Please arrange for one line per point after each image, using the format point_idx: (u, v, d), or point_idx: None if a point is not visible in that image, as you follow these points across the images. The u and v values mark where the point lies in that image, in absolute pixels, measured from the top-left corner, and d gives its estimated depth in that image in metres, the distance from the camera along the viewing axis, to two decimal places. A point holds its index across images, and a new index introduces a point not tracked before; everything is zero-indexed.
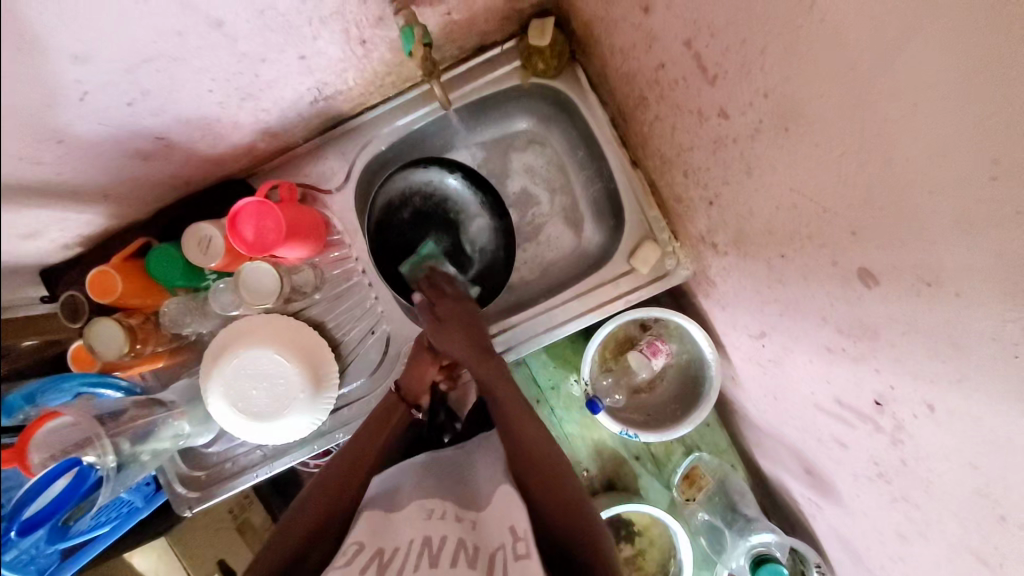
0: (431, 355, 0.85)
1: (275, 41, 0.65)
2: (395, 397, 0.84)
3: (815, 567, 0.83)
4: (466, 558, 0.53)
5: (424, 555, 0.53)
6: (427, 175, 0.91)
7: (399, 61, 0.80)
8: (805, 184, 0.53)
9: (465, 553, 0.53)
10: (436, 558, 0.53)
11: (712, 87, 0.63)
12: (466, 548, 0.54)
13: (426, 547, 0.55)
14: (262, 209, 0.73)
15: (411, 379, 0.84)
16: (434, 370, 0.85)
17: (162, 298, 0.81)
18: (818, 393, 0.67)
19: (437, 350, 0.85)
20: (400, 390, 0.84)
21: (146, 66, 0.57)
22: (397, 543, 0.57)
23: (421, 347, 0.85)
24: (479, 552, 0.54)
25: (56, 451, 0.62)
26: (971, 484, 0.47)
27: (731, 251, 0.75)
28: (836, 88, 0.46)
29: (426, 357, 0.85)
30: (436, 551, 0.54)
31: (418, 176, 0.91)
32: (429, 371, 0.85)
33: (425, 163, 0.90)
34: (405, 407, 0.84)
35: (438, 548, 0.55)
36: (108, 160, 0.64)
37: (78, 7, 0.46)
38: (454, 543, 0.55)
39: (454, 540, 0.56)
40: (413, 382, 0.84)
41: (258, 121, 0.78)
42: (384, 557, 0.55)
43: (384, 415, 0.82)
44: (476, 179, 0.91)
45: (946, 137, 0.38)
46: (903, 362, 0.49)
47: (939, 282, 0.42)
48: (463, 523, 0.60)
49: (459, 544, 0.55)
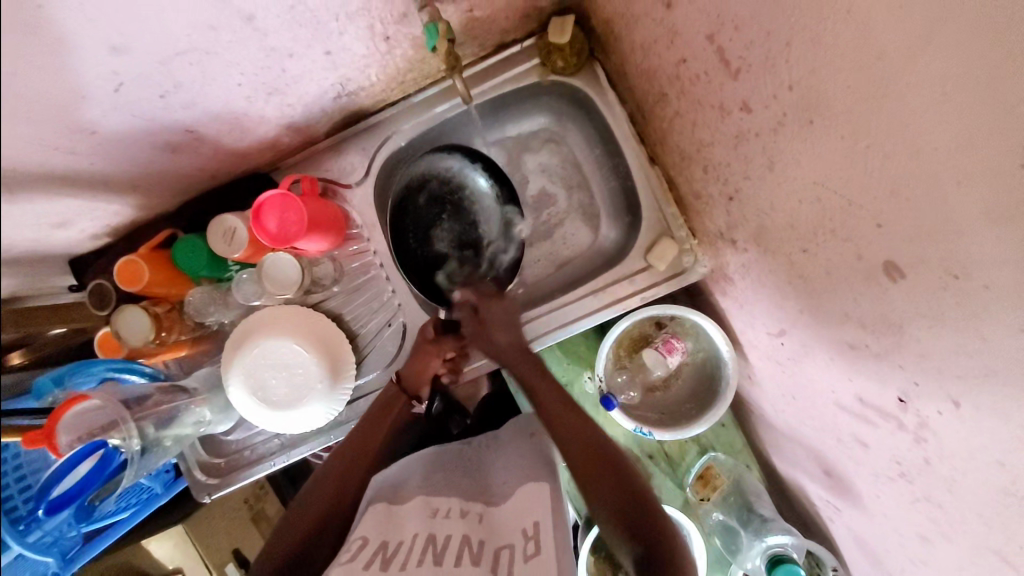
0: (436, 346, 0.84)
1: (304, 36, 0.66)
2: (395, 387, 0.83)
3: (833, 571, 0.83)
4: (470, 556, 0.54)
5: (429, 552, 0.54)
6: (450, 163, 0.92)
7: (421, 58, 0.81)
8: (832, 178, 0.53)
9: (469, 552, 0.54)
10: (440, 556, 0.54)
11: (735, 81, 0.63)
12: (471, 545, 0.55)
13: (430, 544, 0.55)
14: (285, 201, 0.75)
15: (412, 371, 0.84)
16: (436, 363, 0.85)
17: (186, 288, 0.82)
18: (838, 392, 0.66)
19: (441, 341, 0.84)
20: (400, 381, 0.84)
21: (179, 59, 0.58)
22: (402, 535, 0.57)
23: (426, 338, 0.84)
24: (485, 547, 0.55)
25: (82, 433, 0.64)
26: (996, 483, 0.46)
27: (750, 248, 0.75)
28: (862, 82, 0.45)
29: (430, 349, 0.84)
30: (440, 549, 0.55)
31: (442, 161, 0.92)
32: (431, 364, 0.84)
33: (448, 151, 0.91)
34: (405, 400, 0.83)
35: (443, 546, 0.55)
36: (139, 152, 0.66)
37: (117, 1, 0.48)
38: (460, 541, 0.56)
39: (459, 539, 0.56)
40: (413, 375, 0.83)
41: (283, 116, 0.79)
42: (389, 551, 0.55)
43: (386, 401, 0.82)
44: (497, 174, 0.93)
45: (977, 127, 0.38)
46: (929, 358, 0.48)
47: (967, 275, 0.42)
48: (468, 519, 0.60)
49: (464, 541, 0.56)
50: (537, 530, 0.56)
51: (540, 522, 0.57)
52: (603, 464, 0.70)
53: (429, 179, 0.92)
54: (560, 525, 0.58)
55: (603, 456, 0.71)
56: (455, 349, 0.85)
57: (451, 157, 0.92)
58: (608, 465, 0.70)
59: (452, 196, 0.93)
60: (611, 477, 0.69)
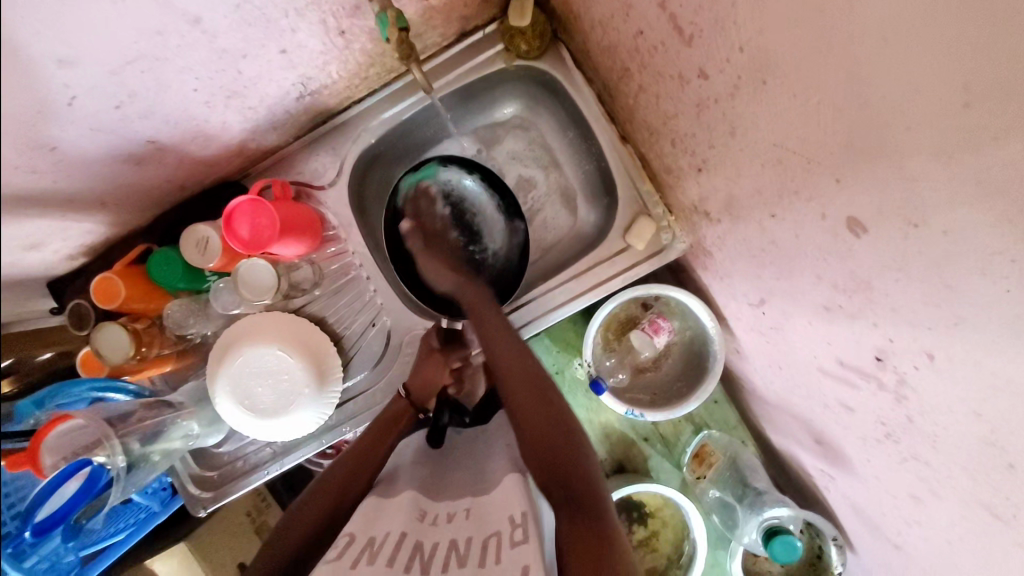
0: (442, 356, 0.87)
1: (255, 35, 0.66)
2: (404, 401, 0.84)
3: (832, 540, 0.84)
4: (458, 558, 0.52)
5: (417, 559, 0.53)
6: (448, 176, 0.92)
7: (380, 50, 0.81)
8: (790, 138, 0.53)
9: (456, 555, 0.53)
10: (428, 563, 0.52)
11: (689, 48, 0.63)
12: (458, 548, 0.54)
13: (417, 553, 0.54)
14: (255, 207, 0.74)
15: (420, 381, 0.85)
16: (444, 373, 0.87)
17: (165, 302, 0.82)
18: (819, 355, 0.66)
19: (447, 353, 0.88)
20: (409, 395, 0.84)
21: (130, 68, 0.58)
22: (387, 530, 0.57)
23: (432, 349, 0.87)
24: (472, 545, 0.54)
25: (65, 455, 0.64)
26: (976, 433, 0.46)
27: (723, 219, 0.74)
28: (808, 34, 0.45)
29: (437, 360, 0.86)
30: (428, 558, 0.53)
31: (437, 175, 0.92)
32: (439, 374, 0.86)
33: (443, 162, 0.92)
34: (414, 412, 0.84)
35: (431, 552, 0.54)
36: (102, 166, 0.66)
37: (61, 12, 0.47)
38: (447, 547, 0.54)
39: (446, 545, 0.55)
40: (422, 385, 0.85)
41: (247, 120, 0.79)
42: (376, 545, 0.55)
43: (395, 415, 0.83)
44: (492, 181, 0.93)
45: (919, 70, 0.37)
46: (899, 311, 0.48)
47: (926, 223, 0.42)
48: (457, 522, 0.59)
49: (451, 546, 0.54)
50: (524, 518, 0.57)
51: (526, 512, 0.58)
52: (566, 450, 0.67)
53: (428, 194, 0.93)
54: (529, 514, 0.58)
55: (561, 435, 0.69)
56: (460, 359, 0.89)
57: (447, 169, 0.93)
58: (570, 452, 0.67)
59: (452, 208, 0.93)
60: (563, 456, 0.67)
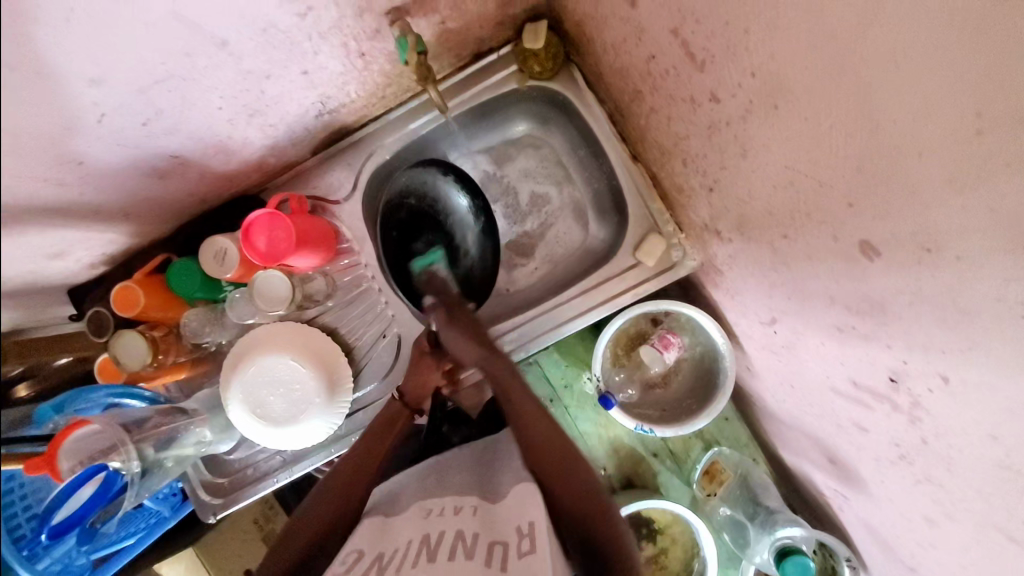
0: (435, 358, 0.86)
1: (279, 58, 0.68)
2: (398, 403, 0.84)
3: (846, 561, 0.81)
4: (464, 550, 0.54)
5: (424, 552, 0.54)
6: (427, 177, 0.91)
7: (398, 71, 0.83)
8: (802, 162, 0.53)
9: (463, 546, 0.54)
10: (434, 553, 0.54)
11: (701, 73, 0.63)
12: (465, 539, 0.55)
13: (424, 545, 0.55)
14: (272, 219, 0.76)
15: (413, 385, 0.85)
16: (437, 375, 0.86)
17: (182, 311, 0.84)
18: (832, 376, 0.66)
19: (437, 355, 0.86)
20: (403, 397, 0.85)
21: (158, 87, 0.61)
22: (398, 543, 0.57)
23: (424, 352, 0.87)
24: (478, 540, 0.55)
25: (82, 459, 0.65)
26: (992, 457, 0.46)
27: (734, 237, 0.74)
28: (821, 61, 0.46)
29: (428, 361, 0.86)
30: (434, 547, 0.55)
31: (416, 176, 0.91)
32: (431, 376, 0.86)
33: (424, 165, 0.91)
34: (408, 414, 0.84)
35: (438, 543, 0.56)
36: (127, 181, 0.68)
37: (92, 35, 0.50)
38: (453, 536, 0.56)
39: (453, 534, 0.56)
40: (416, 388, 0.85)
41: (267, 136, 0.81)
42: (385, 560, 0.55)
43: (390, 416, 0.83)
44: (469, 186, 0.92)
45: (931, 96, 0.38)
46: (914, 335, 0.48)
47: (939, 248, 0.42)
48: (463, 514, 0.60)
49: (458, 536, 0.56)
50: (532, 529, 0.56)
51: (536, 521, 0.57)
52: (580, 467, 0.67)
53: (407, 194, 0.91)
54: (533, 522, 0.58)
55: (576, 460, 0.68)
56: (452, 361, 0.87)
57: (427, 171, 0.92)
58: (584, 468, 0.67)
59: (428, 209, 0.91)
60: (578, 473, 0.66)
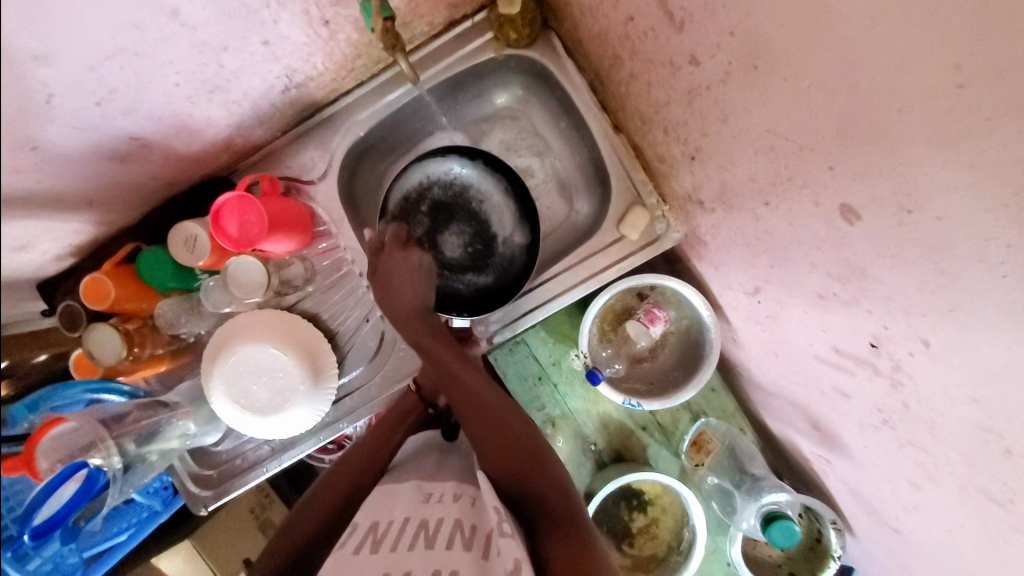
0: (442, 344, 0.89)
1: (235, 27, 0.65)
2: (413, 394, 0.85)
3: (830, 523, 0.83)
4: (461, 539, 0.53)
5: (421, 536, 0.53)
6: (447, 166, 0.93)
7: (366, 41, 0.79)
8: (782, 124, 0.52)
9: (461, 535, 0.53)
10: (432, 541, 0.53)
11: (679, 34, 0.61)
12: (462, 528, 0.55)
13: (422, 529, 0.55)
14: (242, 203, 0.73)
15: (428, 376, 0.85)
16: None
17: (155, 302, 0.82)
18: (815, 343, 0.66)
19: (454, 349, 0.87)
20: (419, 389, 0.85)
21: (108, 63, 0.57)
22: (392, 517, 0.58)
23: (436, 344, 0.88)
24: (476, 532, 0.54)
25: (61, 457, 0.65)
26: (974, 419, 0.46)
27: (717, 207, 0.73)
28: (800, 18, 0.44)
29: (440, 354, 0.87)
30: (433, 532, 0.54)
31: (438, 167, 0.93)
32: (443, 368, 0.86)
33: (443, 154, 0.92)
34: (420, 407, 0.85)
35: (435, 530, 0.54)
36: (86, 166, 0.64)
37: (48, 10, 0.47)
38: (451, 524, 0.55)
39: (451, 522, 0.56)
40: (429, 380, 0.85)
41: (231, 115, 0.78)
42: (379, 531, 0.55)
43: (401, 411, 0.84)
44: (495, 167, 0.92)
45: (909, 52, 0.37)
46: (894, 298, 0.48)
47: (920, 209, 0.41)
48: (461, 503, 0.60)
49: (457, 525, 0.55)
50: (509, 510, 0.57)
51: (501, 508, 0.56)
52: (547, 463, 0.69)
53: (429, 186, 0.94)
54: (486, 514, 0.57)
55: (531, 457, 0.68)
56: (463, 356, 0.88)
57: (448, 159, 0.93)
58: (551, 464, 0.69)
59: (457, 199, 0.94)
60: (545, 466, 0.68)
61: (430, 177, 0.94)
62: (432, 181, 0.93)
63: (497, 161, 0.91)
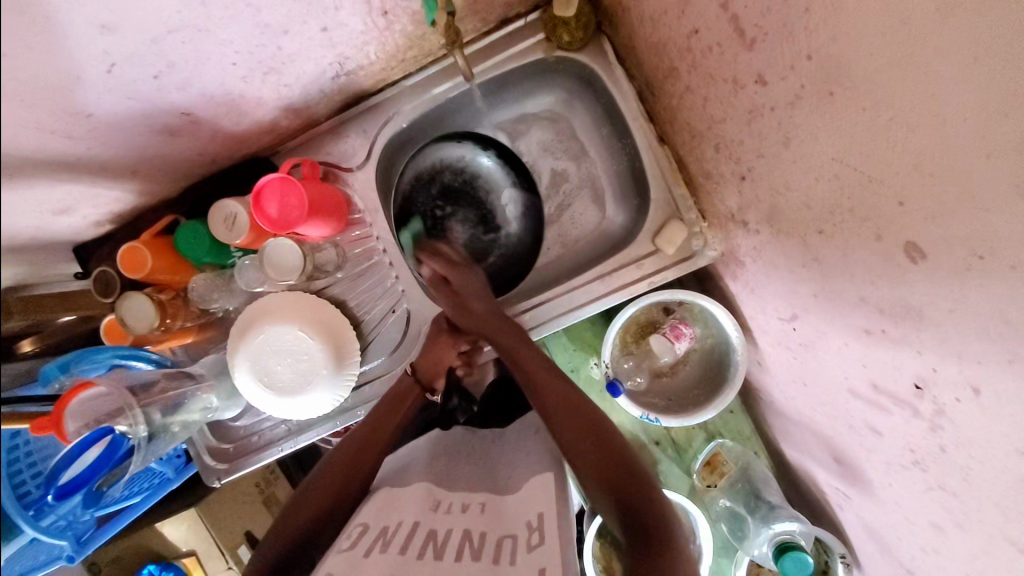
0: (452, 337, 0.85)
1: (297, 12, 0.65)
2: (410, 378, 0.84)
3: (840, 558, 0.82)
4: (472, 550, 0.52)
5: (429, 546, 0.53)
6: (462, 152, 0.97)
7: (420, 34, 0.79)
8: (851, 153, 0.51)
9: (470, 546, 0.53)
10: (440, 551, 0.52)
11: (749, 52, 0.60)
12: (472, 539, 0.54)
13: (430, 540, 0.54)
14: (284, 185, 0.73)
15: (426, 360, 0.84)
16: (452, 355, 0.85)
17: (190, 275, 0.82)
18: (852, 377, 0.64)
19: (457, 333, 0.85)
20: (416, 371, 0.84)
21: (171, 37, 0.57)
22: (401, 518, 0.58)
23: (442, 329, 0.85)
24: (486, 540, 0.54)
25: (88, 421, 0.65)
26: (1014, 470, 0.45)
27: (763, 230, 0.72)
28: (888, 48, 0.43)
29: (445, 339, 0.85)
30: (441, 543, 0.54)
31: (452, 151, 0.97)
32: (447, 354, 0.85)
33: (460, 139, 0.96)
34: (420, 390, 0.84)
35: (444, 540, 0.54)
36: (136, 136, 0.65)
37: None
38: (461, 535, 0.55)
39: (460, 533, 0.55)
40: (429, 364, 0.84)
41: (281, 97, 0.78)
42: (389, 534, 0.55)
43: (400, 392, 0.83)
44: (507, 160, 0.97)
45: (1010, 92, 0.35)
46: (949, 341, 0.47)
47: (993, 255, 0.40)
48: (471, 514, 0.59)
49: (465, 536, 0.54)
50: (542, 521, 0.56)
51: (545, 514, 0.57)
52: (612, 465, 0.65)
53: (442, 169, 0.97)
54: (563, 515, 0.58)
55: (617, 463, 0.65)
56: (469, 341, 0.87)
57: (463, 146, 0.97)
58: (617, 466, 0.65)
59: (465, 186, 0.98)
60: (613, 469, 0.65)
61: (443, 161, 0.97)
62: (445, 165, 0.97)
63: (511, 154, 0.97)
